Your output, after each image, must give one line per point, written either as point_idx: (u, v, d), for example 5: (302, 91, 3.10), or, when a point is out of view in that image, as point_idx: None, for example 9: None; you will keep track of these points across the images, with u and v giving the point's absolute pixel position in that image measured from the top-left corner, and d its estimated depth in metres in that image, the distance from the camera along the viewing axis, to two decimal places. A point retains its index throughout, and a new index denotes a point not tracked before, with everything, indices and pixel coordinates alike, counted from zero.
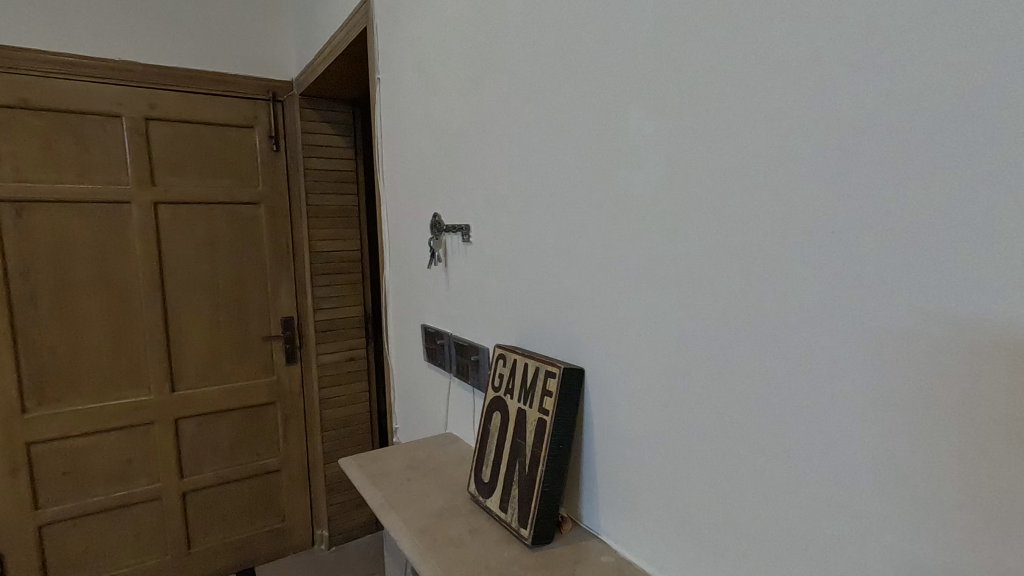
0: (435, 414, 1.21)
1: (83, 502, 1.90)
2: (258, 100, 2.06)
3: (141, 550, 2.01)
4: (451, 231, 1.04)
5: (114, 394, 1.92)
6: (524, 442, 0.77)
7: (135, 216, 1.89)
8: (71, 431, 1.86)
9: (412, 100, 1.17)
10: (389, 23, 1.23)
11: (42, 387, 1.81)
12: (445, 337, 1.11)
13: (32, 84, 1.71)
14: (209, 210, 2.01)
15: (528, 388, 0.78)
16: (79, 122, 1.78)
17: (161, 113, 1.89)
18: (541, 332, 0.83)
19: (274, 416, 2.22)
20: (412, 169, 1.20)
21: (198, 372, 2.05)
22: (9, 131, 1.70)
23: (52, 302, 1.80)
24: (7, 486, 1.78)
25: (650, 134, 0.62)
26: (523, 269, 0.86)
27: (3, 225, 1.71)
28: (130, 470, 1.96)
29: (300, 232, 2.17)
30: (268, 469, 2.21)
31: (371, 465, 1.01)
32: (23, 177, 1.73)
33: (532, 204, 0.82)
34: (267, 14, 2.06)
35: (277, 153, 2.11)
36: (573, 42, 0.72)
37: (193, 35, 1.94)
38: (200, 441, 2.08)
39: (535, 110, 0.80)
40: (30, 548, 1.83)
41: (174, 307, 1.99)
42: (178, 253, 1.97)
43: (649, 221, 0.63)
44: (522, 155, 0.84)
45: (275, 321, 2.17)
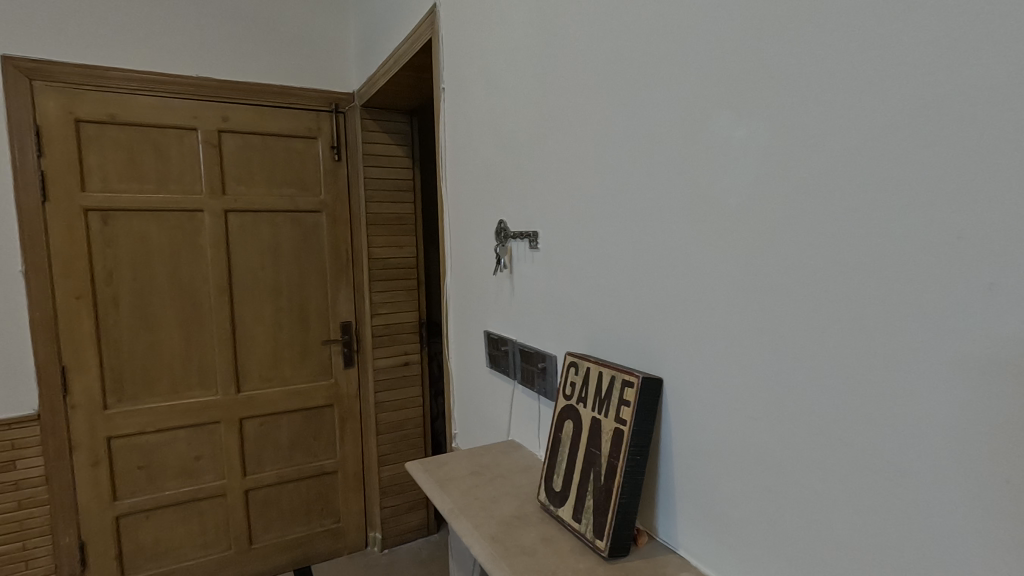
0: (497, 420, 1.21)
1: (156, 496, 2.00)
2: (321, 111, 2.14)
3: (206, 544, 2.09)
4: (518, 238, 1.04)
5: (185, 392, 2.01)
6: (600, 452, 0.75)
7: (208, 223, 1.98)
8: (146, 428, 1.96)
9: (477, 110, 1.18)
10: (454, 33, 1.25)
11: (121, 385, 1.92)
12: (510, 344, 1.11)
13: (120, 101, 1.83)
14: (274, 218, 2.09)
15: (603, 397, 0.77)
16: (160, 135, 1.90)
17: (232, 125, 1.99)
18: (613, 341, 0.82)
19: (332, 418, 2.27)
20: (476, 176, 1.21)
21: (262, 374, 2.13)
22: (98, 145, 1.82)
23: (132, 303, 1.91)
24: (89, 477, 1.89)
25: (740, 136, 0.60)
26: (594, 278, 0.85)
27: (92, 231, 1.83)
28: (199, 466, 2.05)
29: (359, 239, 2.23)
30: (325, 470, 2.27)
31: (438, 470, 1.02)
32: (110, 187, 1.85)
33: (605, 214, 0.81)
34: (329, 29, 2.14)
35: (338, 163, 2.18)
36: (653, 47, 0.71)
37: (260, 51, 2.03)
38: (262, 441, 2.15)
39: (611, 114, 0.79)
40: (108, 538, 1.93)
41: (240, 310, 2.07)
42: (245, 260, 2.06)
43: (738, 226, 0.61)
44: (594, 161, 0.83)
45: (334, 325, 2.23)
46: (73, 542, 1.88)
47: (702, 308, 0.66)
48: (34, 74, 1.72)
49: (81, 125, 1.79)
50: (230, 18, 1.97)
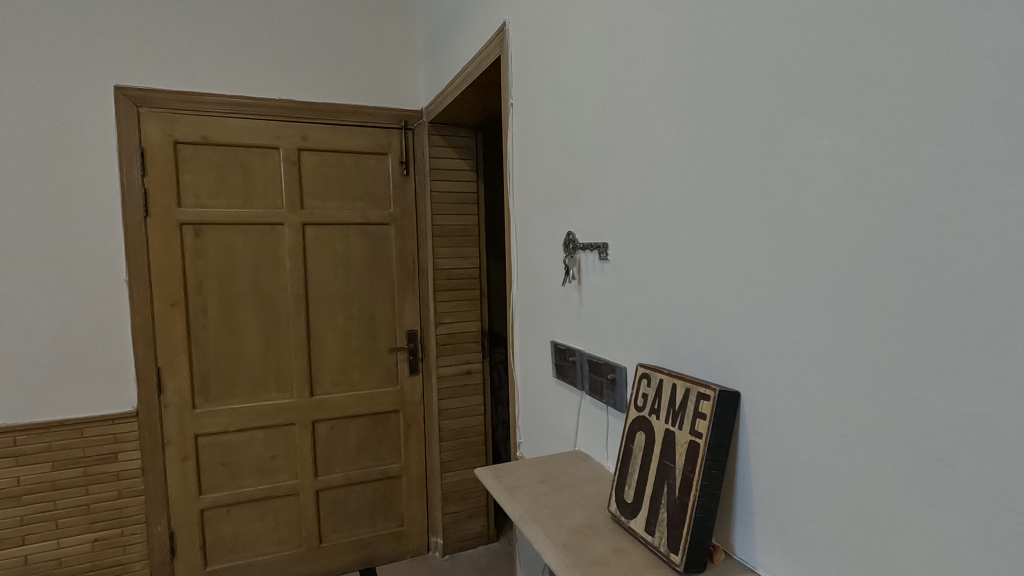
0: (564, 430, 1.21)
1: (236, 492, 2.13)
2: (392, 129, 2.23)
3: (280, 540, 2.20)
4: (587, 249, 1.06)
5: (264, 395, 2.14)
6: (673, 464, 0.74)
7: (287, 235, 2.11)
8: (229, 427, 2.09)
9: (546, 124, 1.21)
10: (523, 51, 1.29)
11: (208, 386, 2.07)
12: (578, 354, 1.12)
13: (212, 123, 1.99)
14: (347, 231, 2.20)
15: (677, 409, 0.76)
16: (246, 154, 2.04)
17: (310, 144, 2.12)
18: (687, 354, 0.81)
19: (397, 424, 2.34)
20: (544, 188, 1.23)
21: (333, 379, 2.23)
22: (193, 164, 1.98)
23: (219, 311, 2.06)
24: (178, 472, 2.04)
25: (826, 146, 0.59)
26: (667, 291, 0.85)
27: (186, 243, 1.99)
28: (274, 465, 2.17)
29: (425, 250, 2.30)
30: (390, 474, 2.34)
31: (507, 477, 1.04)
32: (202, 203, 2.00)
33: (680, 226, 0.81)
34: (400, 50, 2.24)
35: (406, 178, 2.26)
36: (731, 62, 0.71)
37: (337, 73, 2.15)
38: (332, 444, 2.25)
39: (685, 126, 0.79)
40: (194, 529, 2.07)
41: (314, 318, 2.18)
42: (320, 270, 2.17)
43: (821, 236, 0.60)
44: (667, 172, 0.83)
45: (400, 333, 2.31)
46: (162, 531, 2.02)
47: (784, 320, 0.65)
48: (140, 101, 1.90)
49: (179, 147, 1.96)
50: (310, 44, 2.11)
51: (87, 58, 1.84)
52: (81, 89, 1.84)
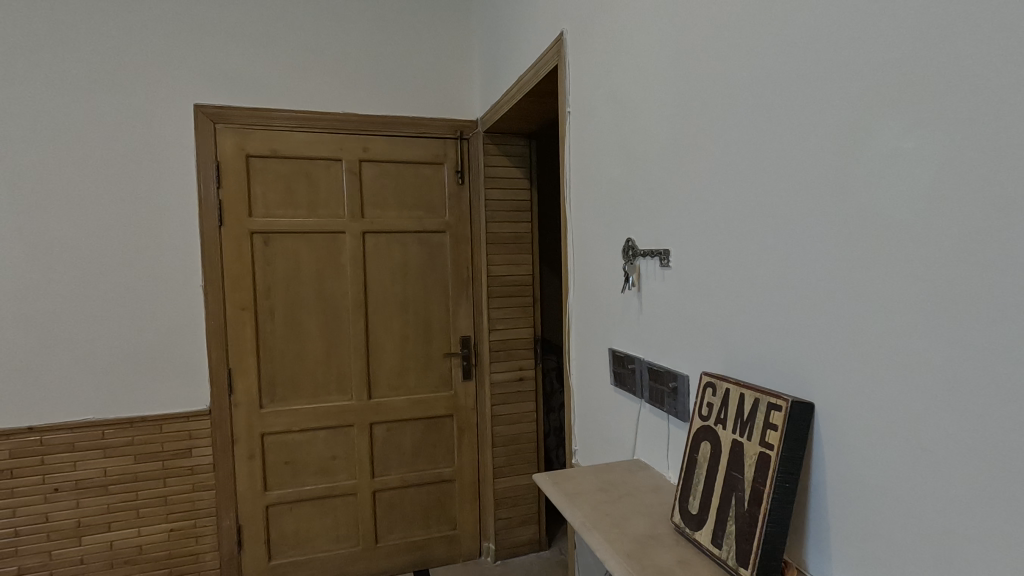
0: (622, 437, 1.20)
1: (299, 489, 2.21)
2: (448, 139, 2.29)
3: (339, 538, 2.27)
4: (647, 256, 1.05)
5: (326, 396, 2.22)
6: (742, 476, 0.72)
7: (348, 243, 2.19)
8: (293, 427, 2.19)
9: (604, 131, 1.21)
10: (581, 60, 1.30)
11: (275, 387, 2.17)
12: (637, 362, 1.11)
13: (280, 137, 2.09)
14: (404, 238, 2.26)
15: (745, 420, 0.74)
16: (311, 166, 2.14)
17: (371, 155, 2.20)
18: (755, 363, 0.79)
19: (451, 428, 2.38)
20: (603, 196, 1.23)
21: (391, 382, 2.29)
22: (262, 176, 2.09)
23: (285, 315, 2.15)
24: (247, 468, 2.14)
25: (909, 148, 0.56)
26: (733, 299, 0.83)
27: (256, 251, 2.10)
28: (334, 465, 2.25)
29: (479, 257, 2.34)
30: (444, 477, 2.38)
31: (566, 483, 1.04)
32: (271, 213, 2.11)
33: (748, 233, 0.80)
34: (456, 62, 2.29)
35: (462, 186, 2.31)
36: (804, 65, 0.69)
37: (395, 86, 2.22)
38: (389, 446, 2.31)
39: (753, 132, 0.78)
40: (260, 524, 2.17)
41: (373, 323, 2.25)
42: (378, 277, 2.24)
43: (905, 241, 0.57)
44: (735, 179, 0.82)
45: (454, 339, 2.36)
46: (231, 525, 2.13)
47: (862, 329, 0.62)
48: (217, 118, 2.03)
49: (250, 160, 2.07)
50: (371, 59, 2.19)
51: (170, 80, 1.98)
52: (164, 108, 1.98)
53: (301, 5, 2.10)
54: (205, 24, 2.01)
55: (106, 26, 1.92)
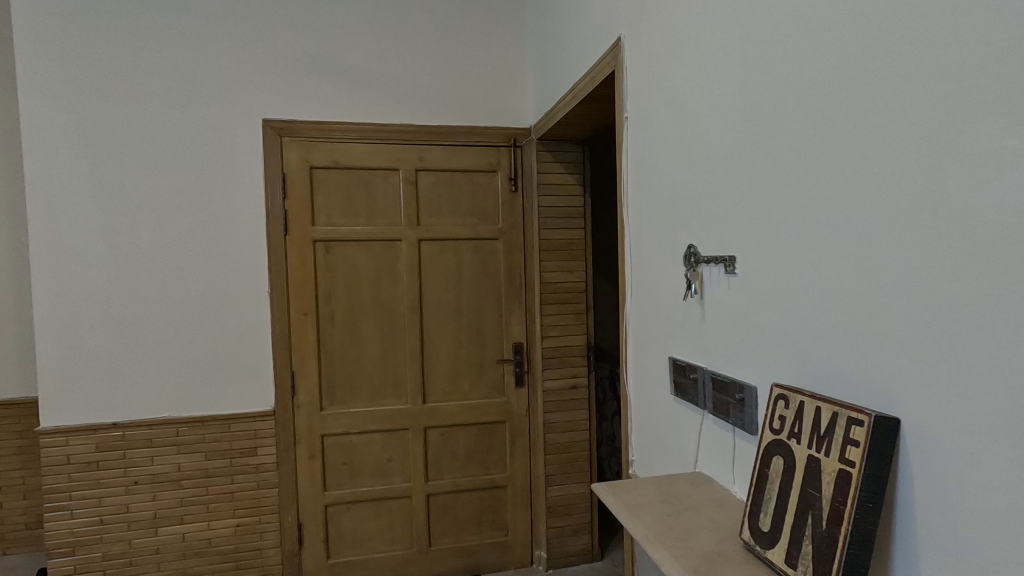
0: (683, 449, 1.17)
1: (357, 490, 2.27)
2: (502, 147, 2.31)
3: (393, 539, 2.32)
4: (711, 262, 1.02)
5: (382, 399, 2.28)
6: (820, 495, 0.69)
7: (405, 250, 2.24)
8: (351, 429, 2.25)
9: (664, 136, 1.19)
10: (640, 64, 1.29)
11: (334, 390, 2.24)
12: (700, 371, 1.08)
13: (341, 148, 2.17)
14: (458, 245, 2.30)
15: (822, 435, 0.70)
16: (370, 176, 2.21)
17: (427, 164, 2.25)
18: (832, 376, 0.76)
19: (503, 434, 2.39)
20: (662, 201, 1.21)
21: (444, 388, 2.32)
22: (325, 186, 2.18)
23: (344, 321, 2.22)
24: (307, 467, 2.22)
25: (1012, 146, 0.52)
26: (807, 307, 0.80)
27: (318, 258, 2.18)
28: (390, 468, 2.30)
29: (533, 264, 2.34)
30: (496, 483, 2.39)
31: (626, 494, 1.02)
32: (332, 222, 2.19)
33: (823, 238, 0.76)
34: (511, 71, 2.31)
35: (515, 194, 2.33)
36: (887, 62, 0.66)
37: (451, 97, 2.26)
38: (442, 450, 2.34)
39: (831, 132, 0.74)
40: (319, 523, 2.24)
41: (428, 329, 2.29)
42: (434, 284, 2.29)
43: (1007, 246, 0.53)
44: (809, 181, 0.79)
45: (507, 345, 2.36)
46: (292, 522, 2.20)
47: (955, 338, 0.58)
48: (283, 131, 2.12)
49: (313, 171, 2.16)
50: (428, 71, 2.24)
51: (240, 96, 2.10)
52: (235, 123, 2.09)
53: (362, 21, 2.18)
54: (273, 43, 2.12)
55: (185, 48, 2.05)
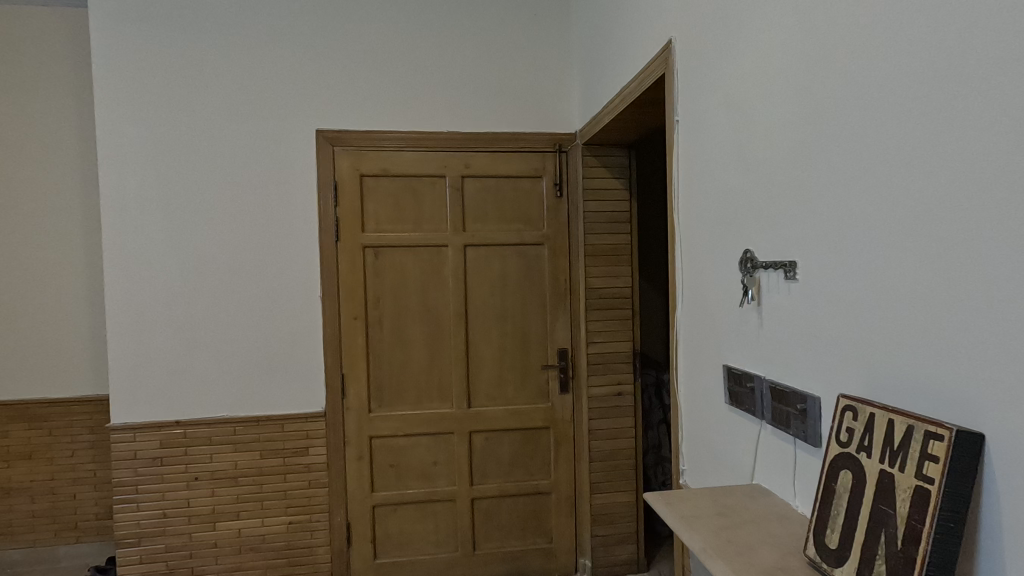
0: (739, 460, 1.14)
1: (403, 492, 2.31)
2: (547, 152, 2.31)
3: (438, 542, 2.34)
4: (770, 268, 0.99)
5: (428, 403, 2.31)
6: (894, 512, 0.65)
7: (451, 256, 2.27)
8: (397, 431, 2.29)
9: (718, 139, 1.16)
10: (692, 67, 1.26)
11: (382, 393, 2.28)
12: (757, 380, 1.05)
13: (390, 157, 2.23)
14: (503, 251, 2.31)
15: (896, 449, 0.67)
16: (417, 183, 2.25)
17: (472, 171, 2.27)
18: (905, 388, 0.72)
19: (548, 439, 2.38)
20: (716, 206, 1.18)
21: (489, 392, 2.33)
22: (374, 193, 2.23)
23: (392, 325, 2.27)
24: (356, 468, 2.27)
25: None
26: (875, 315, 0.76)
27: (367, 263, 2.24)
28: (435, 471, 2.32)
29: (578, 270, 2.33)
30: (540, 489, 2.38)
31: (680, 505, 1.00)
32: (381, 228, 2.24)
33: (894, 244, 0.73)
34: (556, 76, 2.31)
35: (560, 199, 2.32)
36: (964, 59, 0.62)
37: (496, 104, 2.28)
38: (486, 455, 2.35)
39: (901, 133, 0.71)
40: (367, 523, 2.28)
41: (473, 333, 2.31)
42: (479, 289, 2.31)
43: None
44: (876, 185, 0.76)
45: (552, 350, 2.36)
46: (341, 522, 2.26)
47: None
48: (335, 141, 2.19)
49: (363, 179, 2.22)
50: (474, 79, 2.27)
51: (294, 108, 2.17)
52: (290, 134, 2.18)
53: (410, 32, 2.23)
54: (326, 56, 2.19)
55: (245, 64, 2.14)
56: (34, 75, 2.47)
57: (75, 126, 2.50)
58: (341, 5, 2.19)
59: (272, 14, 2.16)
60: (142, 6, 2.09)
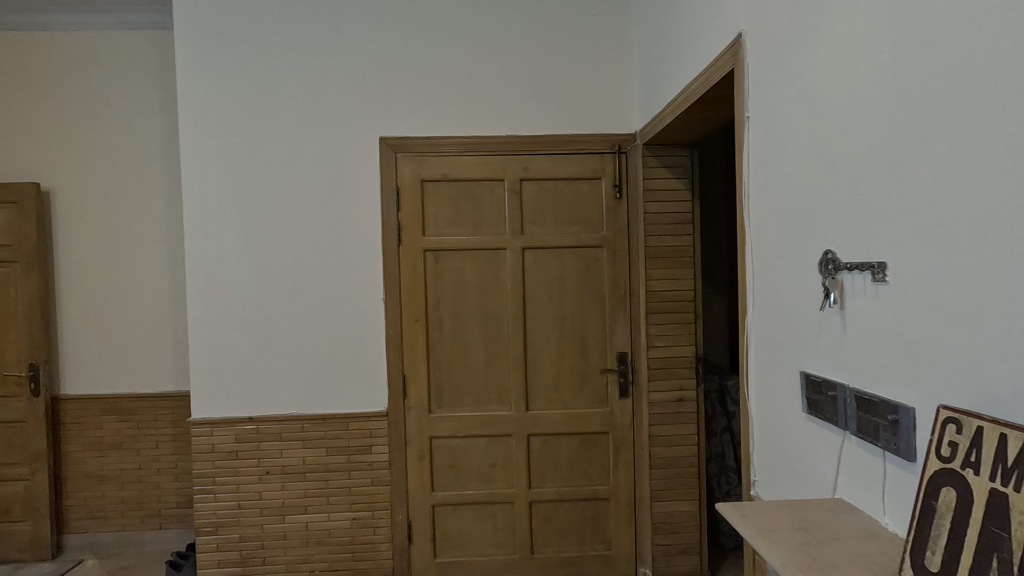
0: (819, 473, 1.08)
1: (462, 492, 2.33)
2: (606, 154, 2.29)
3: (496, 544, 2.34)
4: (855, 270, 0.93)
5: (487, 405, 2.32)
6: (1009, 536, 0.60)
7: (509, 259, 2.28)
8: (456, 432, 2.31)
9: (794, 136, 1.11)
10: (764, 61, 1.22)
11: (442, 394, 2.32)
12: (840, 388, 0.99)
13: (450, 162, 2.26)
14: (561, 254, 2.30)
15: (1010, 466, 0.61)
16: (477, 187, 2.28)
17: (531, 174, 2.28)
18: (1017, 399, 0.66)
19: (606, 444, 2.34)
20: (792, 205, 1.13)
21: (547, 395, 2.33)
22: (435, 198, 2.27)
23: (451, 327, 2.30)
24: (416, 468, 2.31)
25: None
26: (982, 320, 0.71)
27: (428, 267, 2.28)
28: (493, 473, 2.33)
29: (638, 272, 2.29)
30: (599, 494, 2.34)
31: (757, 518, 0.95)
32: (441, 231, 2.28)
33: (1004, 243, 0.67)
34: (615, 75, 2.28)
35: (619, 201, 2.29)
36: None
37: (554, 106, 2.28)
38: (544, 458, 2.34)
39: (1012, 123, 0.66)
40: (427, 522, 2.32)
41: (531, 336, 2.31)
42: (537, 291, 2.30)
43: None
44: (982, 179, 0.70)
45: (611, 354, 2.33)
46: (402, 519, 2.31)
47: None
48: (398, 148, 2.25)
49: (424, 184, 2.27)
50: (532, 82, 2.27)
51: (359, 117, 2.25)
52: (355, 143, 2.25)
53: (469, 38, 2.26)
54: (388, 65, 2.25)
55: (313, 76, 2.24)
56: (126, 96, 2.67)
57: (161, 142, 2.69)
58: (403, 15, 2.25)
59: (338, 28, 2.24)
60: (220, 26, 2.22)
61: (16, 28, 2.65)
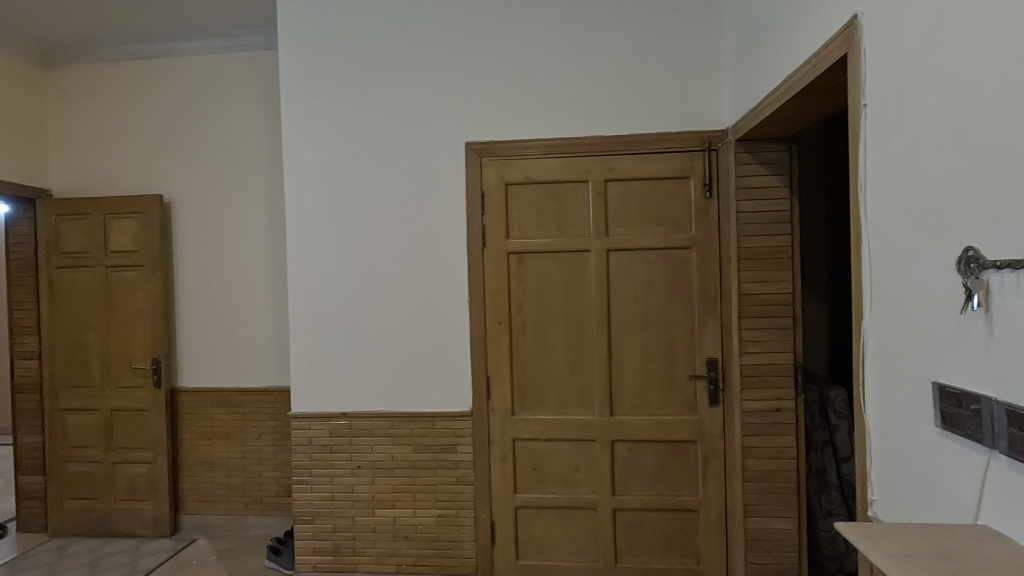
0: (956, 494, 0.97)
1: (545, 496, 2.32)
2: (696, 151, 2.21)
3: (579, 550, 2.31)
4: (1006, 268, 0.83)
5: (570, 409, 2.30)
6: None
7: (593, 261, 2.26)
8: (539, 435, 2.31)
9: (924, 122, 1.02)
10: (885, 43, 1.12)
11: (525, 397, 2.32)
12: (985, 401, 0.88)
13: (534, 164, 2.27)
14: (647, 256, 2.24)
15: None
16: (561, 189, 2.27)
17: (616, 174, 2.24)
18: None
19: (695, 454, 2.25)
20: (920, 198, 1.03)
21: (632, 401, 2.27)
22: (519, 201, 2.29)
23: (534, 329, 2.30)
24: (500, 469, 2.33)
25: None
26: None
27: (512, 269, 2.30)
28: (576, 478, 2.30)
29: (730, 274, 2.18)
30: (687, 506, 2.25)
31: (887, 541, 0.87)
32: (525, 234, 2.29)
33: None
34: (705, 70, 2.20)
35: (709, 200, 2.20)
36: None
37: (641, 105, 2.23)
38: (630, 465, 2.28)
39: None
40: (510, 524, 2.33)
41: (615, 339, 2.27)
42: (622, 294, 2.26)
43: None
44: None
45: (700, 360, 2.23)
46: (486, 520, 2.33)
47: None
48: (483, 152, 2.29)
49: (509, 187, 2.29)
50: (618, 81, 2.23)
51: (446, 123, 2.31)
52: (442, 148, 2.31)
53: (554, 41, 2.26)
54: (474, 71, 2.29)
55: (403, 85, 2.32)
56: (235, 112, 2.90)
57: (264, 153, 2.89)
58: (489, 22, 2.28)
59: (427, 38, 2.31)
60: (319, 42, 2.36)
61: (144, 56, 2.95)
